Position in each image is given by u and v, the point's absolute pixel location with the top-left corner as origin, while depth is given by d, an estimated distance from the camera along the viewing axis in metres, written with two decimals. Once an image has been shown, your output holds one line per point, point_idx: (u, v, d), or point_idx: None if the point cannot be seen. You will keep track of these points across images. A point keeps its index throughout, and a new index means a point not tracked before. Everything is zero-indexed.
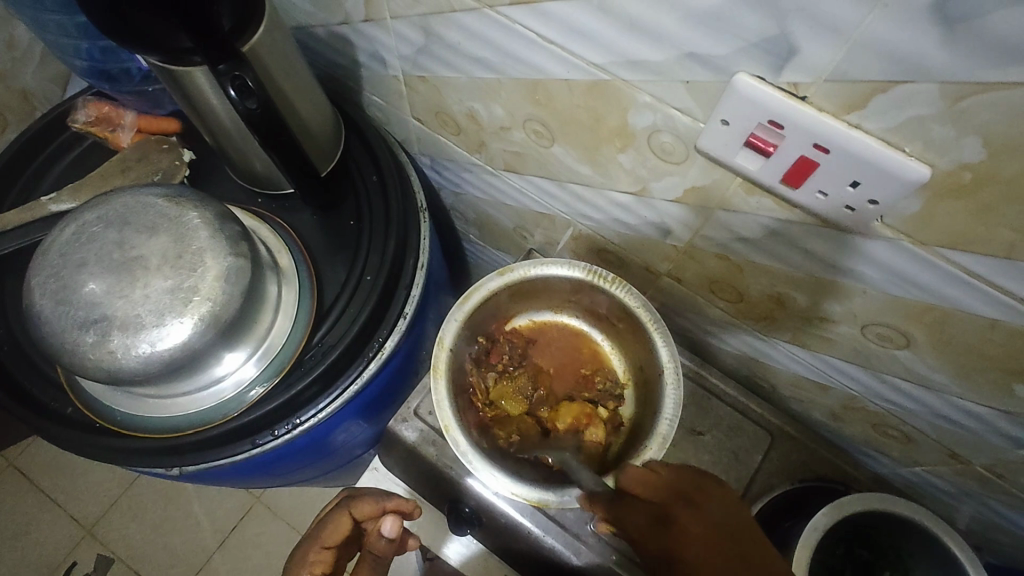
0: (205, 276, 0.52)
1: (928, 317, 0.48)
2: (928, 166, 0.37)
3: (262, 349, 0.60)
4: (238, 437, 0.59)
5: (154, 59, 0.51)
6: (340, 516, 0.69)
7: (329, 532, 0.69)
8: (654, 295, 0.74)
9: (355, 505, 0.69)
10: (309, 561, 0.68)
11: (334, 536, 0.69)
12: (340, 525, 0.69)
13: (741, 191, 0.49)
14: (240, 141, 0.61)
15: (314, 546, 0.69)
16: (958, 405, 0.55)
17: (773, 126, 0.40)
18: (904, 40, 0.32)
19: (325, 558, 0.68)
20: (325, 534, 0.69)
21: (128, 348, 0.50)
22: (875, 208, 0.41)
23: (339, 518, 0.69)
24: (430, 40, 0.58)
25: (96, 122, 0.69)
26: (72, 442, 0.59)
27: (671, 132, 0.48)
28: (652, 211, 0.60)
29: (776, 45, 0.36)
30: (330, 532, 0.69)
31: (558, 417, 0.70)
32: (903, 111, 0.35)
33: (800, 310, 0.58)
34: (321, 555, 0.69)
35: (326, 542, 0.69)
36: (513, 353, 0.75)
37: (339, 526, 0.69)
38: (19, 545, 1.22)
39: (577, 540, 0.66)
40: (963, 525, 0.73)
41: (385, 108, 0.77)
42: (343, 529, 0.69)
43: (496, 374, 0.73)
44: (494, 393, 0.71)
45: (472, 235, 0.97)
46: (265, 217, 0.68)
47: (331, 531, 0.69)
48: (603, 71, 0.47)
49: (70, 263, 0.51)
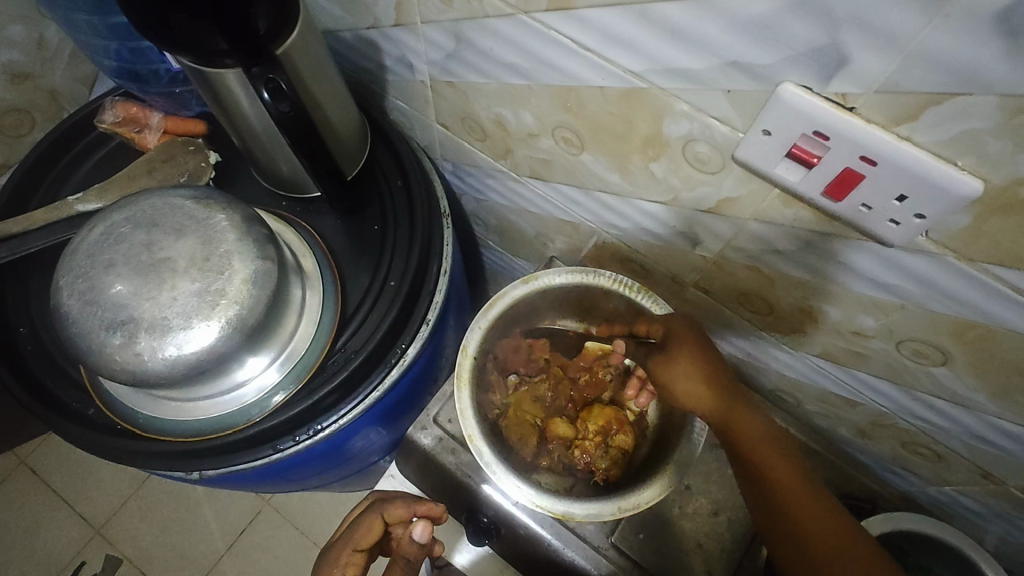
0: (232, 279, 0.52)
1: (969, 335, 0.47)
2: (981, 181, 0.36)
3: (286, 353, 0.60)
4: (259, 442, 0.58)
5: (186, 60, 0.51)
6: (371, 520, 0.67)
7: (360, 536, 0.67)
8: (678, 305, 0.73)
9: (388, 509, 0.67)
10: (340, 563, 0.66)
11: (366, 538, 0.67)
12: (372, 528, 0.67)
13: (778, 203, 0.48)
14: (268, 143, 0.61)
15: (346, 548, 0.67)
16: (995, 425, 0.54)
17: (818, 136, 0.40)
18: (965, 52, 0.31)
19: (356, 561, 0.67)
20: (356, 536, 0.67)
21: (154, 350, 0.50)
22: (921, 223, 0.40)
23: (371, 521, 0.67)
24: (461, 45, 0.58)
25: (123, 122, 0.69)
26: (91, 444, 0.59)
27: (707, 141, 0.47)
28: (682, 220, 0.59)
29: (826, 54, 0.36)
30: (361, 534, 0.67)
31: (588, 419, 0.68)
32: (958, 125, 0.34)
33: (833, 324, 0.57)
34: (353, 558, 0.67)
35: (358, 545, 0.67)
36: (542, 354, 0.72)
37: (370, 529, 0.67)
38: (29, 543, 1.22)
39: (599, 554, 0.65)
40: (991, 547, 0.71)
41: (410, 113, 0.77)
42: (374, 532, 0.67)
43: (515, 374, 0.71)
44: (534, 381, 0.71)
45: (491, 241, 0.96)
46: (289, 220, 0.67)
47: (362, 534, 0.67)
48: (640, 79, 0.47)
49: (99, 264, 0.51)
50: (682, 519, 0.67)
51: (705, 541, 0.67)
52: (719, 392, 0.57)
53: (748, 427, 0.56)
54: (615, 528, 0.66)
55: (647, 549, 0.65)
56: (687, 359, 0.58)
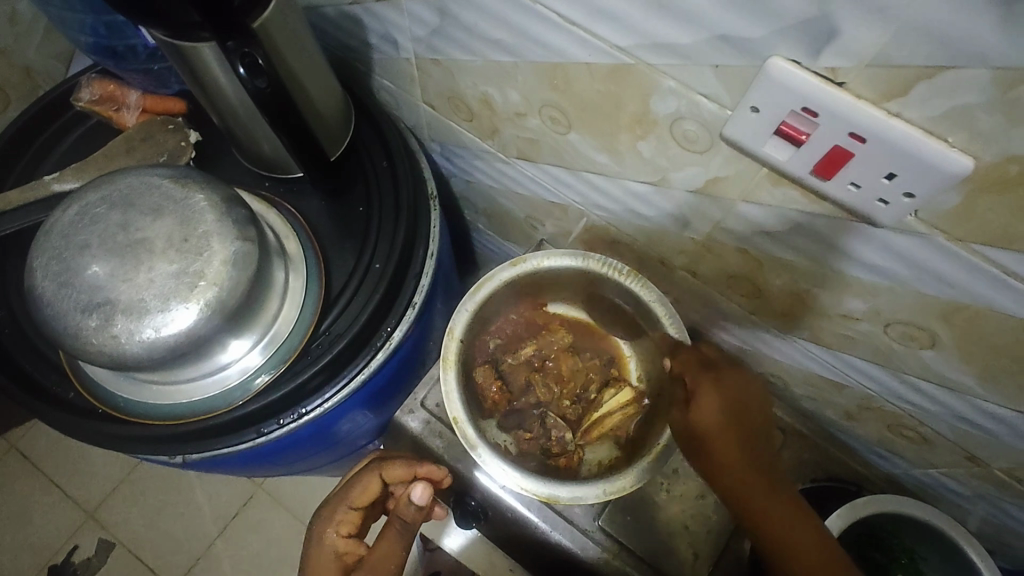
0: (212, 261, 0.51)
1: (957, 317, 0.47)
2: (971, 159, 0.35)
3: (268, 337, 0.59)
4: (242, 426, 0.58)
5: (159, 32, 0.49)
6: (368, 479, 0.66)
7: (356, 494, 0.67)
8: (668, 288, 0.73)
9: (386, 470, 0.66)
10: (337, 520, 0.67)
11: (363, 497, 0.67)
12: (370, 488, 0.66)
13: (767, 182, 0.47)
14: (248, 121, 0.59)
15: (343, 505, 0.67)
16: (981, 408, 0.54)
17: (807, 113, 0.39)
18: (958, 24, 0.30)
19: (350, 519, 0.67)
20: (353, 496, 0.67)
21: (132, 333, 0.49)
22: (910, 202, 0.39)
23: (368, 481, 0.66)
24: (446, 21, 0.56)
25: (100, 101, 0.67)
26: (74, 427, 0.58)
27: (696, 119, 0.46)
28: (671, 202, 0.58)
29: (816, 26, 0.34)
30: (358, 494, 0.67)
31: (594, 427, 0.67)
32: (950, 100, 0.33)
33: (822, 308, 0.57)
34: (348, 515, 0.67)
35: (353, 503, 0.67)
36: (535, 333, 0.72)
37: (367, 488, 0.67)
38: (20, 527, 1.22)
39: (586, 536, 0.66)
40: (974, 528, 0.72)
41: (396, 92, 0.76)
42: (371, 492, 0.66)
43: (507, 347, 0.71)
44: (539, 330, 0.72)
45: (481, 224, 0.95)
46: (272, 202, 0.66)
47: (359, 494, 0.67)
48: (626, 54, 0.46)
49: (73, 245, 0.50)
50: (669, 503, 0.67)
51: (691, 523, 0.67)
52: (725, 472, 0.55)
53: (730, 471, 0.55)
54: (602, 511, 0.66)
55: (634, 532, 0.66)
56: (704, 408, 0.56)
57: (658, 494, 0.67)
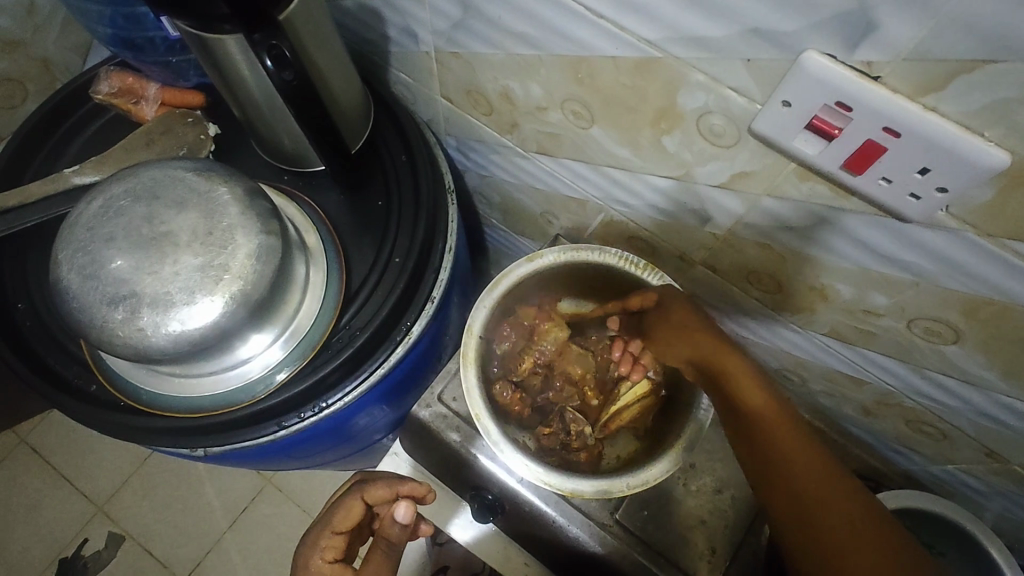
0: (236, 254, 0.51)
1: (983, 312, 0.47)
2: (1008, 153, 0.35)
3: (290, 331, 0.59)
4: (264, 419, 0.58)
5: (185, 24, 0.49)
6: (350, 501, 0.67)
7: (339, 518, 0.67)
8: (685, 283, 0.73)
9: (368, 491, 0.67)
10: (320, 546, 0.66)
11: (346, 522, 0.67)
12: (352, 511, 0.67)
13: (794, 177, 0.47)
14: (269, 114, 0.59)
15: (325, 531, 0.67)
16: (1003, 403, 0.54)
17: (840, 107, 0.38)
18: (1001, 17, 0.30)
19: (335, 544, 0.67)
20: (335, 520, 0.67)
21: (157, 326, 0.49)
22: (942, 197, 0.39)
23: (350, 504, 0.67)
24: (469, 14, 0.56)
25: (119, 94, 0.68)
26: (96, 420, 0.58)
27: (723, 113, 0.46)
28: (693, 197, 0.58)
29: (854, 20, 0.34)
30: (342, 517, 0.67)
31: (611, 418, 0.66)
32: (988, 94, 0.33)
33: (844, 303, 0.57)
34: (331, 541, 0.67)
35: (337, 528, 0.67)
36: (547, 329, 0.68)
37: (350, 511, 0.67)
38: (32, 519, 1.22)
39: (604, 531, 0.66)
40: (989, 523, 0.72)
41: (413, 86, 0.75)
42: (354, 514, 0.67)
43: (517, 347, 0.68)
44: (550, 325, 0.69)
45: (495, 219, 0.95)
46: (292, 196, 0.66)
47: (342, 517, 0.67)
48: (655, 48, 0.45)
49: (98, 237, 0.50)
50: (686, 497, 0.68)
51: (708, 518, 0.67)
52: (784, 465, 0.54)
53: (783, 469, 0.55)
54: (620, 505, 0.66)
55: (651, 526, 0.66)
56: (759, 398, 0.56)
57: (674, 488, 0.68)
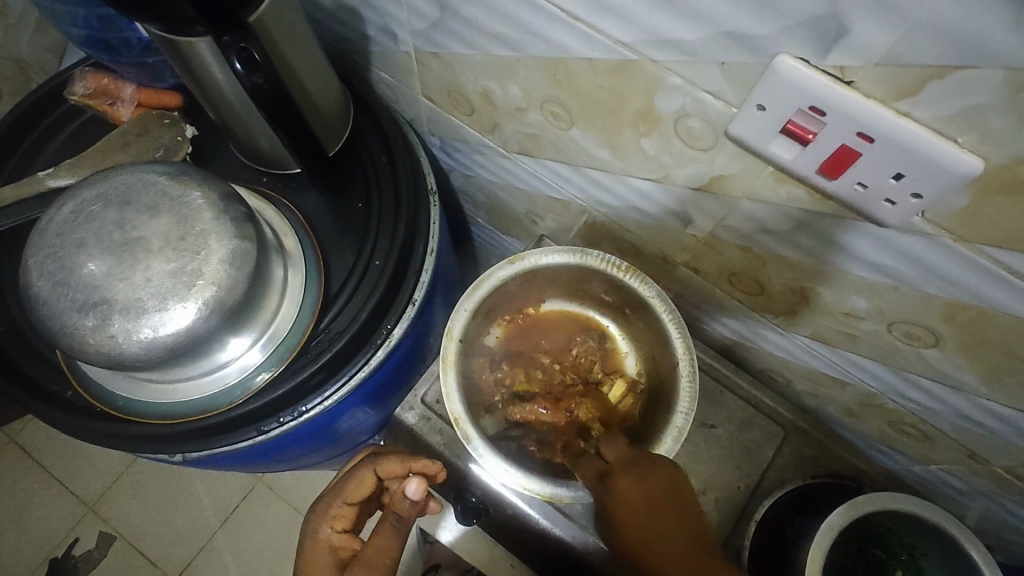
0: (209, 259, 0.50)
1: (961, 316, 0.46)
2: (981, 159, 0.34)
3: (268, 334, 0.58)
4: (242, 424, 0.58)
5: (154, 27, 0.48)
6: (363, 474, 0.66)
7: (351, 489, 0.66)
8: (668, 285, 0.73)
9: (380, 465, 0.65)
10: (330, 516, 0.67)
11: (357, 493, 0.66)
12: (365, 483, 0.66)
13: (771, 181, 0.47)
14: (245, 116, 0.59)
15: (336, 501, 0.67)
16: (983, 406, 0.53)
17: (814, 112, 0.38)
18: (970, 23, 0.29)
19: (345, 514, 0.67)
20: (347, 491, 0.66)
21: (130, 333, 0.48)
22: (918, 203, 0.39)
23: (362, 476, 0.66)
24: (446, 14, 0.55)
25: (94, 95, 0.66)
26: (74, 427, 0.58)
27: (700, 116, 0.46)
28: (673, 198, 0.57)
29: (825, 24, 0.34)
30: (352, 490, 0.66)
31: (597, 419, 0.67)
32: (960, 100, 0.33)
33: (825, 306, 0.56)
34: (342, 510, 0.67)
35: (348, 499, 0.67)
36: (541, 332, 0.74)
37: (362, 484, 0.66)
38: (20, 520, 1.22)
39: (586, 532, 0.65)
40: (972, 523, 0.72)
41: (395, 85, 0.75)
42: (366, 488, 0.66)
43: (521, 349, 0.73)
44: (545, 328, 0.73)
45: (481, 218, 0.95)
46: (270, 198, 0.66)
47: (353, 488, 0.66)
48: (630, 50, 0.45)
49: (69, 243, 0.49)
50: None
51: None
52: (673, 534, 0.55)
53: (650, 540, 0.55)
54: None
55: None
56: (634, 481, 0.55)
57: None
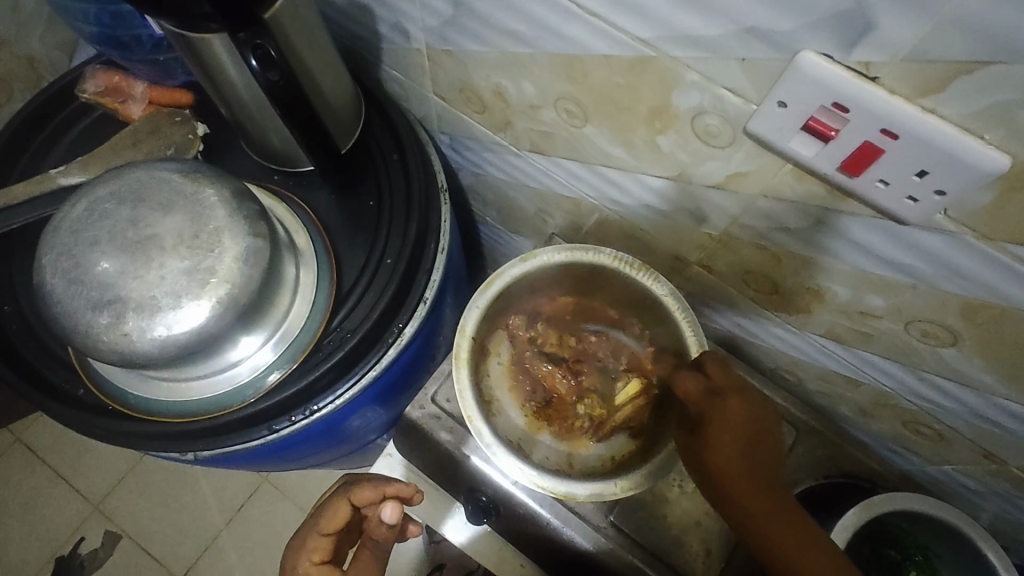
0: (223, 257, 0.50)
1: (982, 315, 0.46)
2: (1008, 156, 0.34)
3: (280, 333, 0.58)
4: (254, 422, 0.58)
5: (169, 23, 0.48)
6: (338, 503, 0.68)
7: (326, 520, 0.68)
8: (681, 284, 0.72)
9: (354, 492, 0.67)
10: (308, 549, 0.68)
11: (332, 523, 0.68)
12: (339, 513, 0.68)
13: (789, 178, 0.46)
14: (257, 112, 0.58)
15: (313, 533, 0.69)
16: (1001, 406, 0.53)
17: (837, 109, 0.38)
18: (1001, 17, 0.29)
19: (322, 546, 0.68)
20: (322, 522, 0.68)
21: (143, 331, 0.48)
22: (940, 200, 0.38)
23: (336, 506, 0.68)
24: (460, 11, 0.55)
25: (105, 92, 0.67)
26: (87, 426, 0.58)
27: (718, 114, 0.45)
28: (687, 196, 0.57)
29: (850, 20, 0.33)
30: (328, 520, 0.68)
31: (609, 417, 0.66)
32: (988, 96, 0.32)
33: (841, 305, 0.56)
34: (319, 542, 0.68)
35: (324, 530, 0.68)
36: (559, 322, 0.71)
37: (336, 513, 0.68)
38: (27, 519, 1.22)
39: (597, 532, 0.65)
40: (986, 524, 0.72)
41: (405, 83, 0.74)
42: (340, 517, 0.68)
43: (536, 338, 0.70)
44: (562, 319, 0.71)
45: (489, 217, 0.94)
46: (281, 196, 0.65)
47: (329, 519, 0.68)
48: (649, 47, 0.44)
49: (82, 241, 0.49)
50: (681, 498, 0.67)
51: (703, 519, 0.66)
52: (750, 461, 0.52)
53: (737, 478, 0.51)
54: (614, 507, 0.66)
55: (646, 528, 0.66)
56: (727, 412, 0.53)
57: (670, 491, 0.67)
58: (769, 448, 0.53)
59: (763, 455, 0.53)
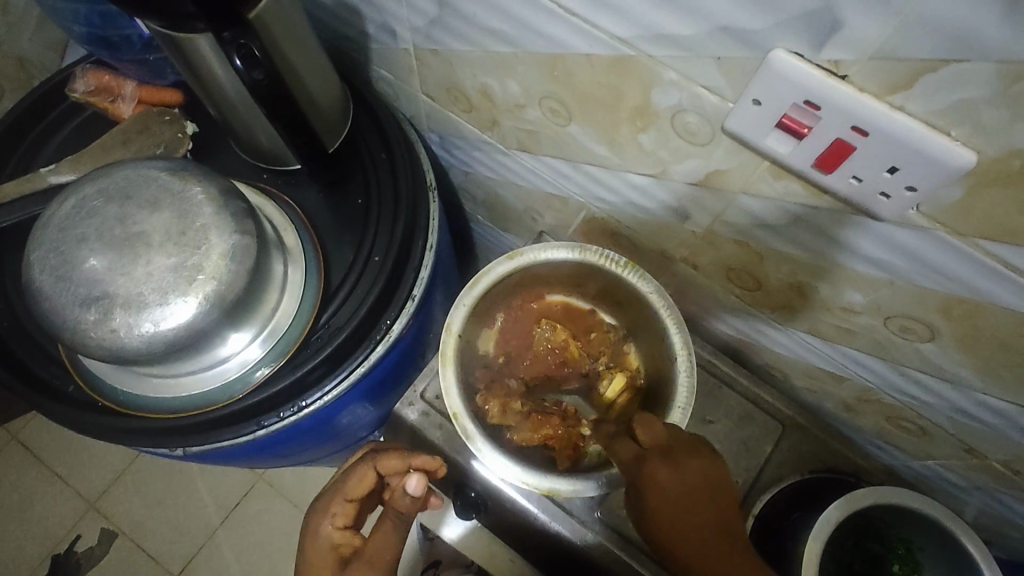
0: (209, 255, 0.51)
1: (957, 310, 0.47)
2: (975, 153, 0.35)
3: (268, 330, 0.59)
4: (243, 418, 0.58)
5: (155, 24, 0.48)
6: (364, 471, 0.66)
7: (352, 485, 0.66)
8: (667, 281, 0.73)
9: (381, 461, 0.66)
10: (331, 513, 0.67)
11: (357, 490, 0.66)
12: (366, 479, 0.66)
13: (768, 176, 0.47)
14: (244, 111, 0.59)
15: (337, 498, 0.67)
16: (979, 400, 0.54)
17: (809, 106, 0.38)
18: (962, 16, 0.30)
19: (346, 511, 0.67)
20: (347, 488, 0.66)
21: (131, 327, 0.49)
22: (912, 196, 0.39)
23: (363, 473, 0.66)
24: (445, 11, 0.56)
25: (95, 92, 0.68)
26: (77, 422, 0.59)
27: (697, 112, 0.46)
28: (670, 193, 0.58)
29: (819, 19, 0.34)
30: (353, 486, 0.66)
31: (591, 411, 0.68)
32: (954, 94, 0.33)
33: (823, 301, 0.57)
34: (343, 507, 0.67)
35: (349, 496, 0.66)
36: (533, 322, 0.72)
37: (363, 479, 0.66)
38: (23, 517, 1.22)
39: (585, 527, 0.66)
40: (971, 519, 0.72)
41: (394, 82, 0.75)
42: (367, 484, 0.66)
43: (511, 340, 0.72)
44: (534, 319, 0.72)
45: (480, 215, 0.95)
46: (270, 194, 0.66)
47: (354, 485, 0.66)
48: (628, 45, 0.45)
49: (70, 238, 0.50)
50: None
51: None
52: (697, 516, 0.55)
53: (681, 522, 0.54)
54: (601, 503, 0.66)
55: (633, 522, 0.66)
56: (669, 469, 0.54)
57: None
58: (713, 495, 0.55)
59: (705, 502, 0.55)
